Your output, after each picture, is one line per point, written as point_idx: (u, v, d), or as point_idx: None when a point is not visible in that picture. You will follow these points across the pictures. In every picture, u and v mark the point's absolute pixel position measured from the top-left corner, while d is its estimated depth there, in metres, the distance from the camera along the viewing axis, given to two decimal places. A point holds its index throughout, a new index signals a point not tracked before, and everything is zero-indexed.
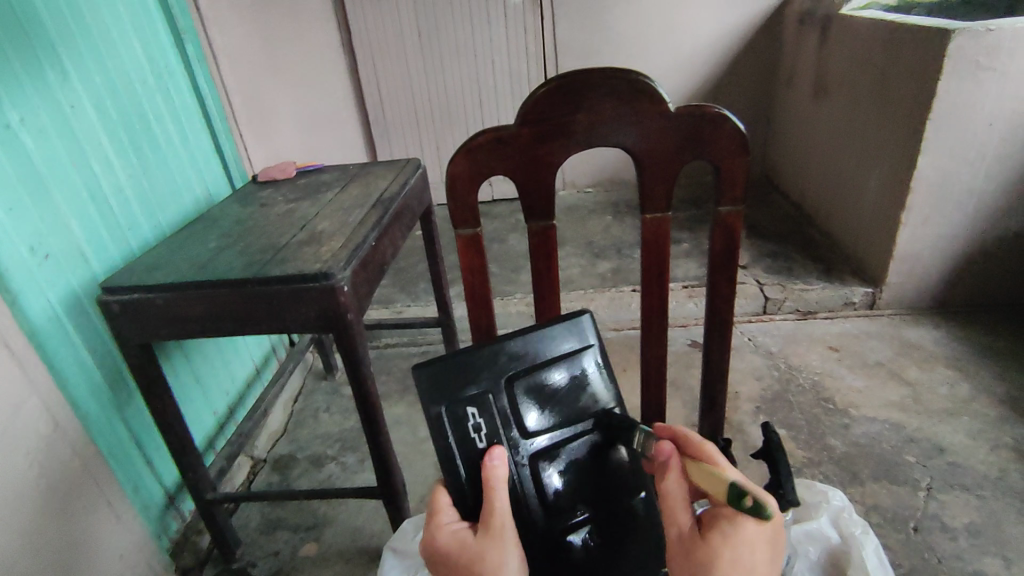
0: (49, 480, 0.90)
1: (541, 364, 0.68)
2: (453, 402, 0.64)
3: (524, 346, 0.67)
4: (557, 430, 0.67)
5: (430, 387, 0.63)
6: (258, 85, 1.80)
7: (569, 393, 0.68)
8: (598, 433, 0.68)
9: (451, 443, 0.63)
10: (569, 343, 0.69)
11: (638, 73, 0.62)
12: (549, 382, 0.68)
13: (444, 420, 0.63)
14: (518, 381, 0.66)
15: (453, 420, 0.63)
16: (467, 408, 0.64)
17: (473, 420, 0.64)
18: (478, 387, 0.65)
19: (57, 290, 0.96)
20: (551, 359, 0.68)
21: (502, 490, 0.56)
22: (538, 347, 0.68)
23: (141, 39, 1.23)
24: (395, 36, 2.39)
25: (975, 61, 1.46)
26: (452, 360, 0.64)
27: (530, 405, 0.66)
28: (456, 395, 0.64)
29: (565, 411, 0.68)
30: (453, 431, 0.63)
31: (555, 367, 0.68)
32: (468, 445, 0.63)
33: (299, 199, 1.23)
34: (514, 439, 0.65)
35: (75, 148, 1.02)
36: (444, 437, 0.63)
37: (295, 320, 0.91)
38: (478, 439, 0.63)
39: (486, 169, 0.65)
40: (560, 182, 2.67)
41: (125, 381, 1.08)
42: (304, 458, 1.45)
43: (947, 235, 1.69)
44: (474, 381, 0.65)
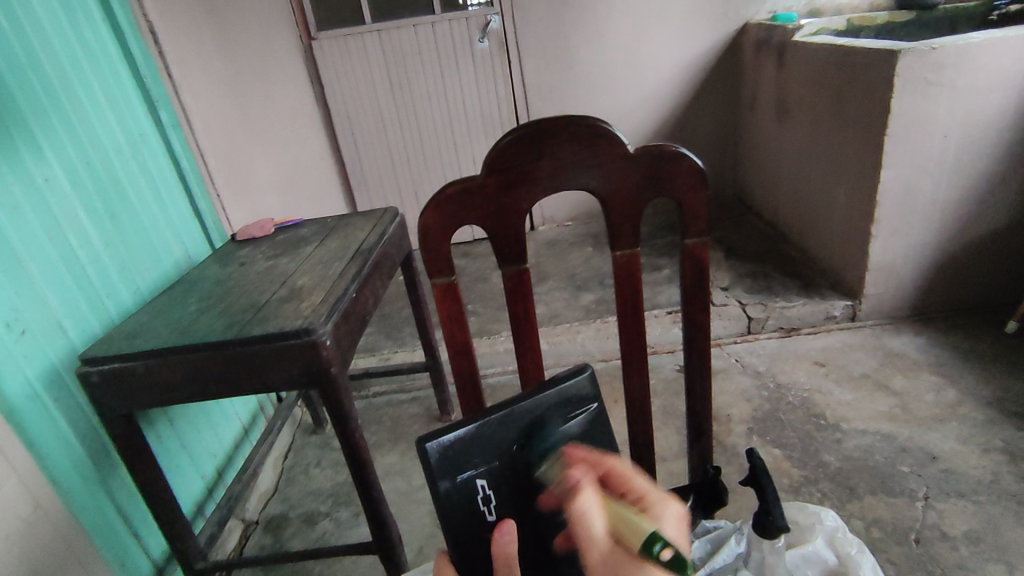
0: (30, 563, 0.87)
1: (551, 429, 0.64)
2: (462, 476, 0.61)
3: (531, 411, 0.64)
4: None
5: (439, 462, 0.60)
6: (234, 144, 1.82)
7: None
8: None
9: (460, 517, 0.61)
10: (578, 403, 0.66)
11: (596, 119, 0.64)
12: None
13: (452, 495, 0.61)
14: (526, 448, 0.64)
15: (463, 494, 0.61)
16: (476, 481, 0.62)
17: (483, 493, 0.62)
18: (486, 458, 0.62)
19: (36, 365, 0.95)
20: (559, 423, 0.65)
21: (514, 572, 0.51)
22: (548, 411, 0.65)
23: (115, 109, 1.25)
24: (368, 88, 2.45)
25: (924, 78, 1.52)
26: (459, 432, 0.62)
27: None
28: (465, 466, 0.62)
29: None
30: (462, 505, 0.61)
31: (565, 431, 0.65)
32: (476, 517, 0.62)
33: (279, 255, 1.24)
34: (523, 511, 0.63)
35: (50, 221, 1.02)
36: (452, 512, 0.61)
37: (278, 378, 0.91)
38: (488, 511, 0.62)
39: (456, 219, 0.67)
40: (539, 218, 2.71)
41: (108, 453, 1.06)
42: (297, 516, 1.42)
43: (917, 244, 1.73)
44: (484, 453, 0.62)
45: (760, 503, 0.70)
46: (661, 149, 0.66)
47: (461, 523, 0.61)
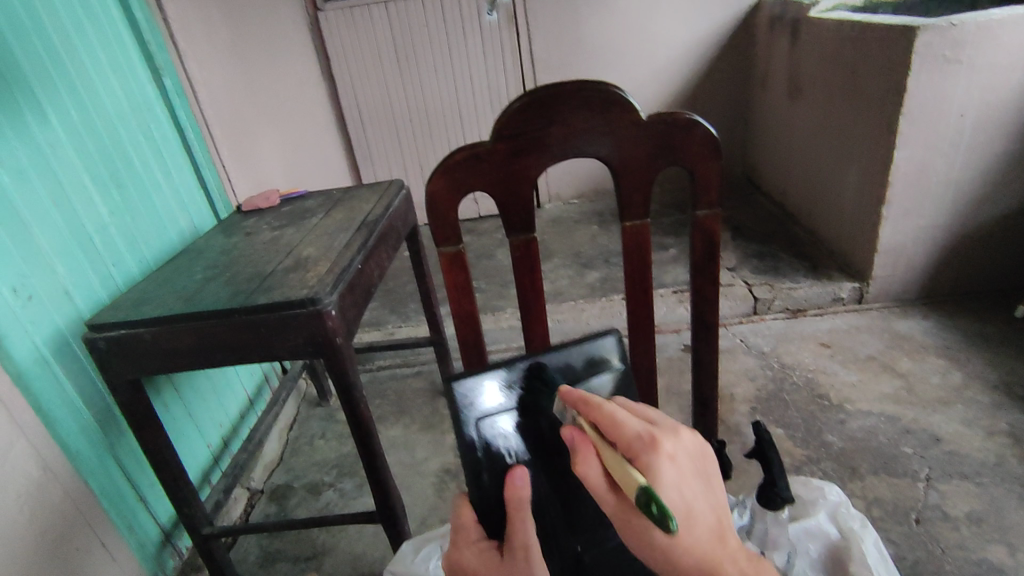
0: (40, 525, 0.88)
1: (575, 385, 0.67)
2: (486, 418, 0.64)
3: (555, 367, 0.66)
4: None
5: (466, 401, 0.64)
6: (240, 115, 1.81)
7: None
8: None
9: (481, 458, 0.63)
10: (603, 363, 0.68)
11: (609, 84, 0.63)
12: None
13: (476, 433, 0.64)
14: None
15: (486, 435, 0.64)
16: (498, 424, 0.64)
17: (505, 438, 0.64)
18: (510, 405, 0.65)
19: (43, 330, 0.95)
20: (581, 382, 0.67)
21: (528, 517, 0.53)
22: (571, 366, 0.67)
23: (119, 77, 1.24)
24: (375, 60, 2.41)
25: (941, 56, 1.48)
26: (486, 376, 0.65)
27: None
28: (489, 409, 0.64)
29: None
30: (482, 446, 0.63)
31: (588, 387, 0.67)
32: (497, 460, 0.64)
33: (284, 225, 1.23)
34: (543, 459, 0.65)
35: (56, 188, 1.01)
36: (474, 451, 0.63)
37: (284, 347, 0.91)
38: (509, 456, 0.64)
39: (464, 186, 0.66)
40: (545, 195, 2.69)
41: (115, 419, 1.07)
42: (302, 486, 1.44)
43: (929, 226, 1.71)
44: (508, 398, 0.65)
45: (765, 475, 0.71)
46: (675, 117, 0.65)
47: (483, 463, 0.63)
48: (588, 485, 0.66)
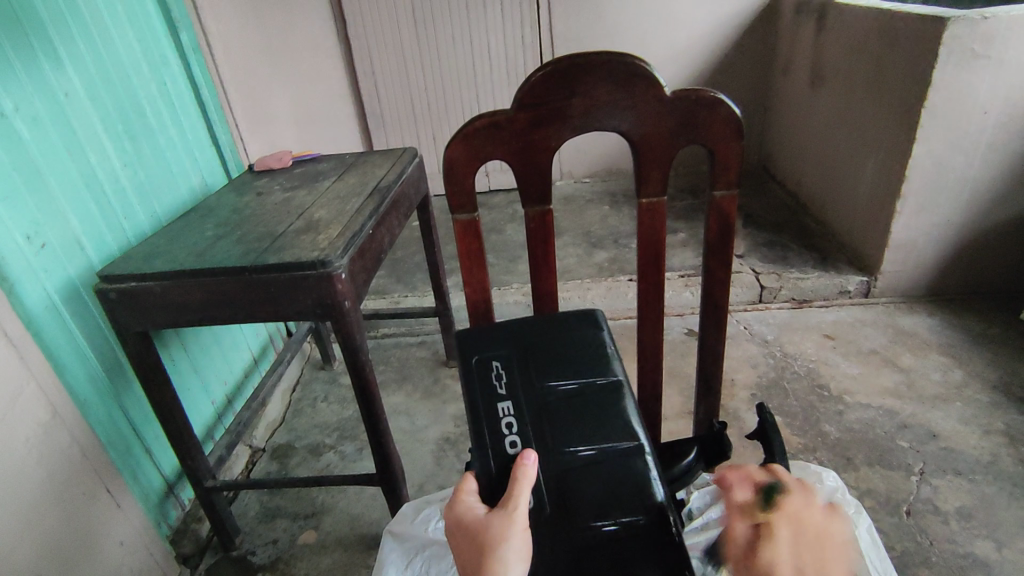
0: (48, 469, 0.90)
1: (561, 336, 0.71)
2: (483, 355, 0.69)
3: (542, 324, 0.72)
4: (567, 388, 0.67)
5: (468, 343, 0.70)
6: (254, 74, 1.79)
7: (583, 360, 0.69)
8: (601, 394, 0.67)
9: (475, 387, 0.67)
10: (585, 325, 0.73)
11: (635, 58, 0.62)
12: (564, 348, 0.70)
13: (471, 367, 0.68)
14: (536, 343, 0.70)
15: (481, 370, 0.68)
16: (491, 361, 0.69)
17: (496, 370, 0.68)
18: (500, 345, 0.70)
19: (55, 278, 0.96)
20: (566, 334, 0.71)
21: (527, 481, 0.56)
22: (557, 325, 0.72)
23: (136, 28, 1.23)
24: (391, 26, 2.38)
25: (970, 49, 1.45)
26: (485, 329, 0.72)
27: (547, 365, 0.68)
28: (483, 350, 0.69)
29: (575, 373, 0.68)
30: (477, 378, 0.67)
31: (572, 338, 0.71)
32: (489, 387, 0.67)
33: (296, 187, 1.23)
34: (528, 388, 0.67)
35: (69, 136, 1.01)
36: (471, 380, 0.67)
37: (293, 307, 0.92)
38: (500, 386, 0.67)
39: (483, 154, 0.66)
40: (557, 172, 2.67)
41: (123, 370, 1.09)
42: (303, 446, 1.46)
43: (942, 223, 1.70)
44: (501, 343, 0.70)
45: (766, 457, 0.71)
46: (699, 94, 0.64)
47: (476, 390, 0.67)
48: (566, 418, 0.65)
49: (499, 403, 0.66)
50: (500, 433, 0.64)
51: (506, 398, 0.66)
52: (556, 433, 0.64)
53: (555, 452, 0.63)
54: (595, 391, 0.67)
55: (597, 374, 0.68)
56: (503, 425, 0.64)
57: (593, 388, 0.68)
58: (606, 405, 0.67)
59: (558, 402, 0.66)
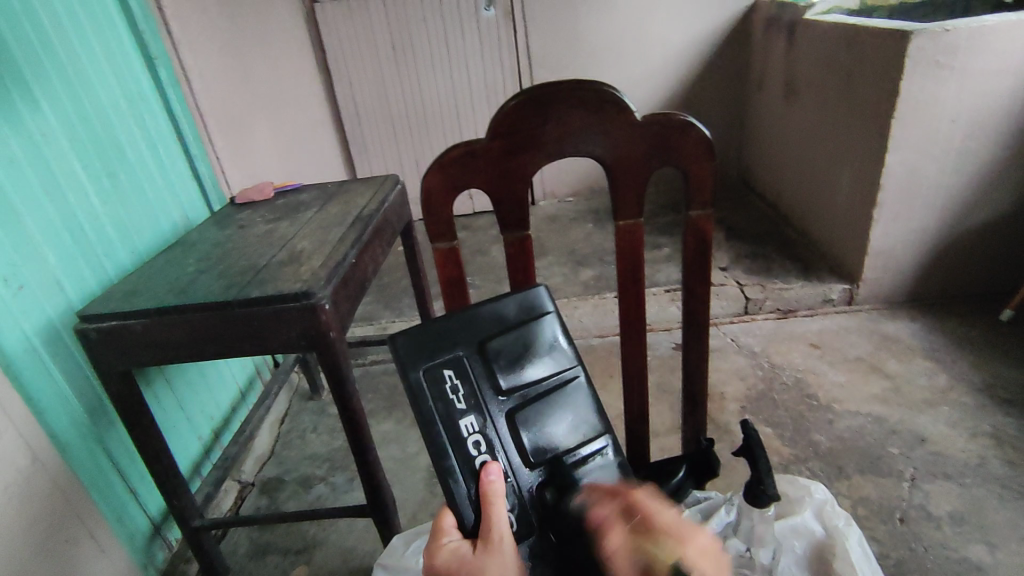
0: (29, 515, 0.88)
1: (511, 328, 0.68)
2: (434, 364, 0.64)
3: (492, 315, 0.68)
4: (525, 392, 0.68)
5: (412, 351, 0.64)
6: (234, 106, 1.80)
7: (534, 355, 0.69)
8: (557, 395, 0.69)
9: (433, 406, 0.64)
10: (534, 309, 0.70)
11: (605, 84, 0.64)
12: (519, 345, 0.68)
13: (424, 383, 0.64)
14: (488, 342, 0.67)
15: (436, 384, 0.64)
16: (445, 370, 0.65)
17: (451, 382, 0.65)
18: (450, 350, 0.65)
19: (34, 321, 0.95)
20: (517, 325, 0.68)
21: (499, 502, 0.58)
22: (504, 310, 0.68)
23: (113, 66, 1.23)
24: (371, 54, 2.41)
25: (934, 61, 1.50)
26: (430, 326, 0.65)
27: (504, 369, 0.67)
28: (435, 358, 0.64)
29: (530, 373, 0.68)
30: (432, 395, 0.64)
31: (525, 328, 0.69)
32: (447, 406, 0.64)
33: (278, 219, 1.23)
34: (488, 401, 0.66)
35: (47, 176, 1.01)
36: (426, 400, 0.63)
37: (277, 340, 0.91)
38: (458, 400, 0.65)
39: (460, 182, 0.67)
40: (540, 192, 2.70)
41: (106, 411, 1.07)
42: (293, 480, 1.44)
43: (920, 229, 1.73)
44: (452, 346, 0.65)
45: (751, 472, 0.70)
46: (670, 117, 0.65)
47: (434, 408, 0.64)
48: (528, 425, 0.67)
49: (461, 421, 0.64)
50: (469, 455, 0.64)
51: (468, 414, 0.65)
52: (523, 442, 0.67)
53: (525, 460, 0.67)
54: (551, 389, 0.69)
55: (550, 373, 0.69)
56: (471, 445, 0.64)
57: (548, 387, 0.69)
58: (562, 401, 0.69)
59: (517, 411, 0.67)
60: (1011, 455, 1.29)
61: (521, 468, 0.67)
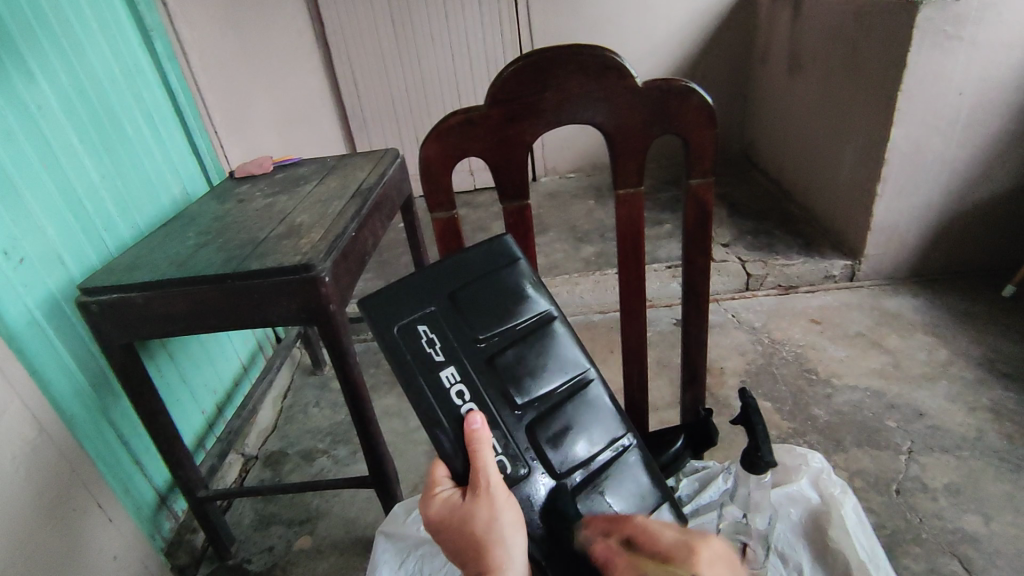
0: (37, 484, 0.89)
1: (481, 276, 0.68)
2: (406, 321, 0.64)
3: (461, 267, 0.68)
4: (501, 336, 0.68)
5: (382, 312, 0.64)
6: (231, 79, 1.78)
7: (508, 298, 0.69)
8: (533, 336, 0.69)
9: (410, 363, 0.64)
10: (504, 254, 0.70)
11: (606, 50, 0.62)
12: (490, 291, 0.68)
13: (398, 341, 0.64)
14: (458, 293, 0.67)
15: (411, 340, 0.64)
16: (418, 326, 0.65)
17: (426, 337, 0.65)
18: (420, 306, 0.65)
19: (36, 294, 0.95)
20: (487, 274, 0.69)
21: (485, 451, 0.59)
22: (475, 259, 0.69)
23: (109, 39, 1.22)
24: (369, 28, 2.37)
25: (943, 31, 1.47)
26: (398, 287, 0.65)
27: (479, 315, 0.67)
28: (407, 316, 0.65)
29: (504, 316, 0.68)
30: (408, 351, 0.64)
31: (497, 275, 0.69)
32: (426, 360, 0.64)
33: (278, 192, 1.23)
34: (465, 350, 0.66)
35: (44, 149, 1.00)
36: (403, 357, 0.63)
37: (277, 312, 0.91)
38: (436, 353, 0.65)
39: (459, 151, 0.66)
40: (541, 169, 2.68)
41: (110, 383, 1.08)
42: (296, 453, 1.46)
43: (923, 204, 1.71)
44: (422, 302, 0.66)
45: (749, 440, 0.71)
46: (671, 84, 0.64)
47: (413, 363, 0.64)
48: (509, 368, 0.67)
49: (440, 372, 0.64)
50: (453, 404, 0.64)
51: (447, 365, 0.65)
52: (508, 385, 0.67)
53: (511, 404, 0.67)
54: (527, 330, 0.69)
55: (524, 314, 0.69)
56: (454, 395, 0.64)
57: (524, 329, 0.69)
58: (539, 341, 0.70)
59: (496, 356, 0.67)
60: (1009, 428, 1.30)
61: (508, 413, 0.66)
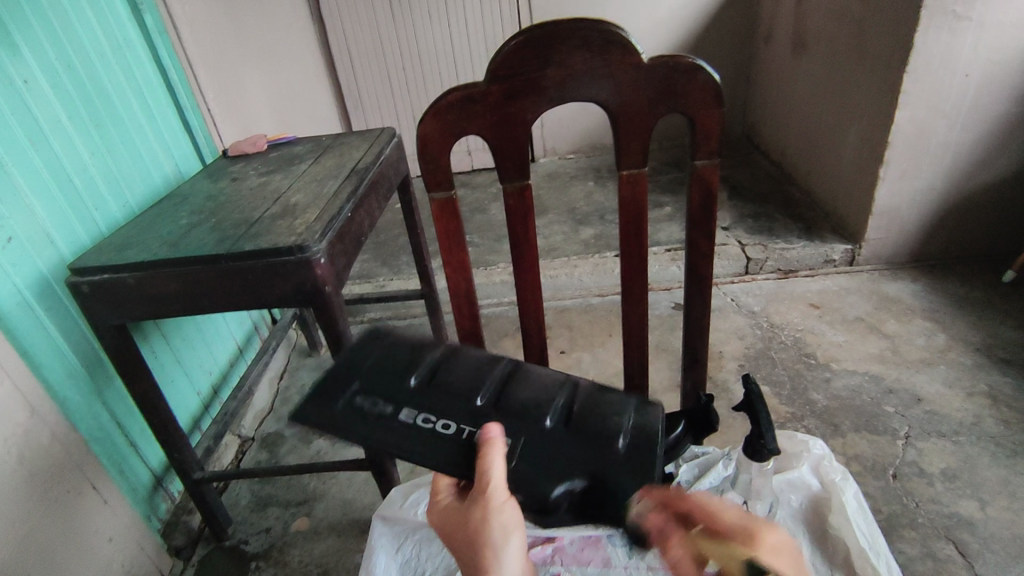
0: (29, 466, 0.88)
1: (378, 343, 0.70)
2: (341, 407, 0.63)
3: (358, 347, 0.70)
4: (424, 367, 0.68)
5: (315, 414, 0.63)
6: (223, 55, 1.74)
7: (416, 344, 0.70)
8: (450, 354, 0.69)
9: (371, 428, 0.62)
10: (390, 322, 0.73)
11: (611, 24, 0.60)
12: (397, 349, 0.70)
13: (345, 422, 0.62)
14: (371, 362, 0.68)
15: (356, 414, 0.63)
16: (351, 402, 0.64)
17: (367, 401, 0.64)
18: (345, 390, 0.65)
19: (25, 274, 0.93)
20: (385, 341, 0.70)
21: (496, 458, 0.55)
22: (371, 337, 0.70)
23: (96, 12, 1.18)
24: (366, 3, 2.32)
25: (952, 12, 1.44)
26: (314, 393, 0.65)
27: (392, 361, 0.68)
28: (340, 403, 0.64)
29: (418, 353, 0.69)
30: (361, 421, 0.62)
31: (397, 336, 0.71)
32: (383, 417, 0.63)
33: (272, 171, 1.20)
34: (409, 390, 0.65)
35: (31, 125, 0.97)
36: (360, 428, 0.62)
37: (272, 294, 0.90)
38: (385, 408, 0.63)
39: (458, 129, 0.64)
40: (540, 149, 2.65)
41: (103, 364, 1.07)
42: (292, 434, 1.45)
43: (926, 188, 1.70)
44: (344, 387, 0.65)
45: (752, 428, 0.70)
46: (677, 61, 0.62)
47: (371, 429, 0.62)
48: (450, 383, 0.66)
49: (401, 417, 0.62)
50: (431, 432, 0.61)
51: (401, 410, 0.63)
52: (458, 394, 0.65)
53: (471, 405, 0.63)
54: (442, 353, 0.69)
55: (432, 345, 0.70)
56: (425, 425, 0.62)
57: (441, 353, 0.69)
58: (460, 354, 0.69)
59: (433, 381, 0.66)
60: (1006, 414, 1.30)
61: (471, 411, 0.63)
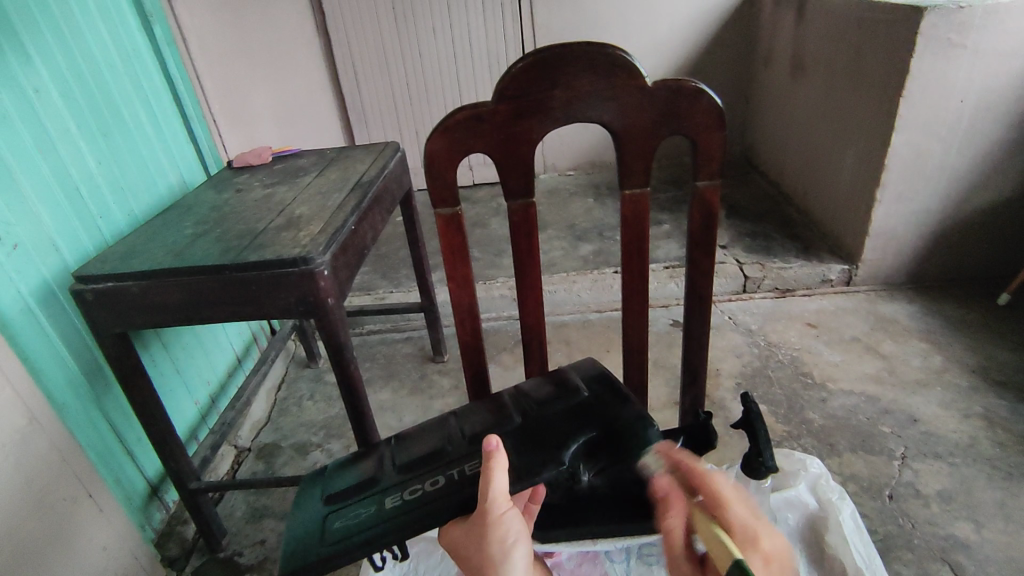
0: (26, 473, 0.88)
1: (335, 479, 0.77)
2: (330, 536, 0.69)
3: (321, 489, 0.76)
4: (384, 466, 0.76)
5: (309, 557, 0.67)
6: (230, 68, 1.76)
7: (369, 458, 0.78)
8: (403, 438, 0.79)
9: (371, 530, 0.68)
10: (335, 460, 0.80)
11: (616, 48, 0.62)
12: (356, 471, 0.77)
13: (340, 542, 0.68)
14: (338, 492, 0.74)
15: (349, 530, 0.69)
16: (336, 528, 0.69)
17: (353, 518, 0.70)
18: (326, 526, 0.70)
19: (29, 281, 0.93)
20: (341, 474, 0.77)
21: (498, 475, 0.58)
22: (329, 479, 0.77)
23: (107, 24, 1.20)
24: (371, 19, 2.35)
25: (947, 39, 1.47)
26: (296, 546, 0.69)
27: (345, 481, 0.75)
28: (328, 533, 0.69)
29: (375, 463, 0.76)
30: (358, 533, 0.68)
31: (352, 461, 0.78)
32: (375, 516, 0.69)
33: (276, 183, 1.21)
34: (385, 487, 0.72)
35: (40, 134, 0.99)
36: (357, 536, 0.68)
37: (274, 306, 0.90)
38: (372, 508, 0.70)
39: (464, 147, 0.65)
40: (541, 165, 2.67)
41: (103, 372, 1.07)
42: (289, 446, 1.45)
43: (922, 210, 1.72)
44: (324, 523, 0.71)
45: (750, 446, 0.71)
46: (680, 84, 0.64)
47: (354, 533, 0.68)
48: (417, 459, 0.75)
49: (392, 504, 0.70)
50: (426, 494, 0.69)
51: (387, 501, 0.70)
52: (429, 460, 0.74)
53: (444, 450, 0.75)
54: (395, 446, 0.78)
55: (382, 449, 0.79)
56: (416, 494, 0.70)
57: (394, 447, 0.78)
58: (411, 434, 0.79)
59: (399, 470, 0.74)
60: (1001, 436, 1.30)
61: (449, 457, 0.74)
